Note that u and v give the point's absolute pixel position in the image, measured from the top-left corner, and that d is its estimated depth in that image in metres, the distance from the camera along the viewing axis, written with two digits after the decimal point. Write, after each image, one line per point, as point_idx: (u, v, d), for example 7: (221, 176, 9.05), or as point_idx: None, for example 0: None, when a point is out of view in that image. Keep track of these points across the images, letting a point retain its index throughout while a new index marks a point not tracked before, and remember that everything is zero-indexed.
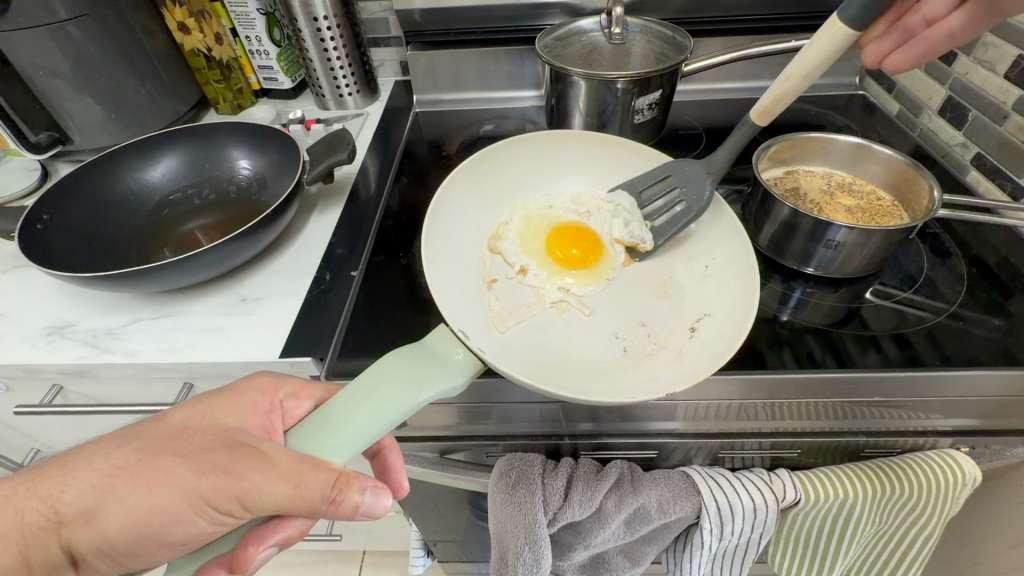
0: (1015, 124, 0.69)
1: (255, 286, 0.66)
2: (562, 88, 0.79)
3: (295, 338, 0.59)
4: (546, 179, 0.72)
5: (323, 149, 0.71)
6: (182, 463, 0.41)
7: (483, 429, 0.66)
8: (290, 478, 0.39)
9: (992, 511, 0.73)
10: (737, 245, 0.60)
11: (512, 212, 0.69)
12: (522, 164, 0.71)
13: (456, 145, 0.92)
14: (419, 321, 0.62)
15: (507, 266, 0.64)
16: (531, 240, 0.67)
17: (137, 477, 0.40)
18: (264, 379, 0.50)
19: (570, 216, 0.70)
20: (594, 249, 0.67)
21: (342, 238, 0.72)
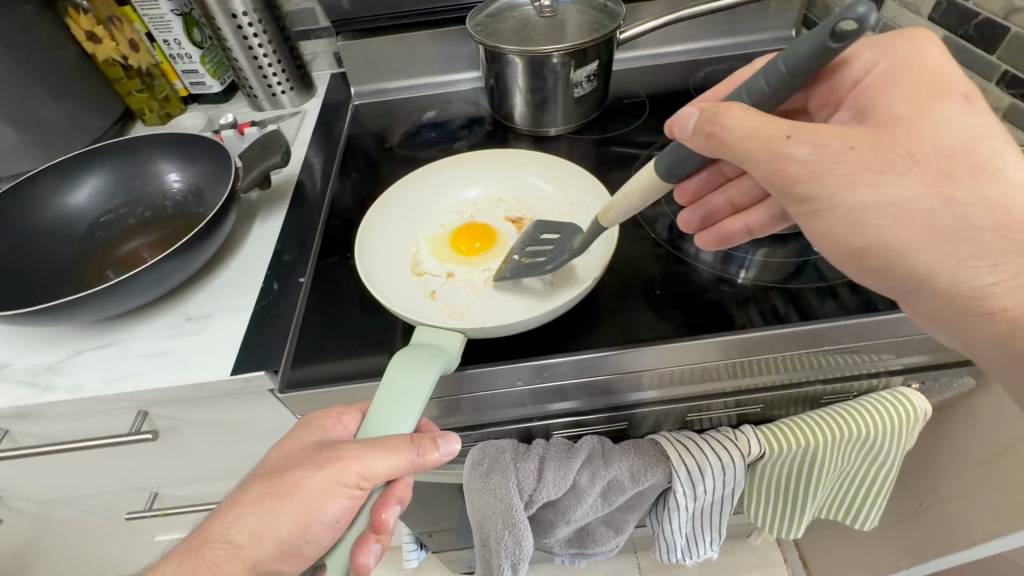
0: None
1: (201, 303, 0.64)
2: (499, 68, 0.78)
3: (246, 353, 0.57)
4: (439, 195, 0.75)
5: (255, 153, 0.68)
6: (304, 471, 0.46)
7: (453, 422, 0.66)
8: (382, 449, 0.45)
9: (947, 438, 0.76)
10: (581, 179, 0.71)
11: (415, 240, 0.70)
12: (410, 194, 0.73)
13: (399, 135, 0.90)
14: (373, 321, 0.61)
15: (435, 279, 0.65)
16: (442, 251, 0.69)
17: (276, 492, 0.46)
18: (319, 408, 0.52)
19: (467, 211, 0.74)
20: (488, 233, 0.70)
21: (289, 244, 0.70)
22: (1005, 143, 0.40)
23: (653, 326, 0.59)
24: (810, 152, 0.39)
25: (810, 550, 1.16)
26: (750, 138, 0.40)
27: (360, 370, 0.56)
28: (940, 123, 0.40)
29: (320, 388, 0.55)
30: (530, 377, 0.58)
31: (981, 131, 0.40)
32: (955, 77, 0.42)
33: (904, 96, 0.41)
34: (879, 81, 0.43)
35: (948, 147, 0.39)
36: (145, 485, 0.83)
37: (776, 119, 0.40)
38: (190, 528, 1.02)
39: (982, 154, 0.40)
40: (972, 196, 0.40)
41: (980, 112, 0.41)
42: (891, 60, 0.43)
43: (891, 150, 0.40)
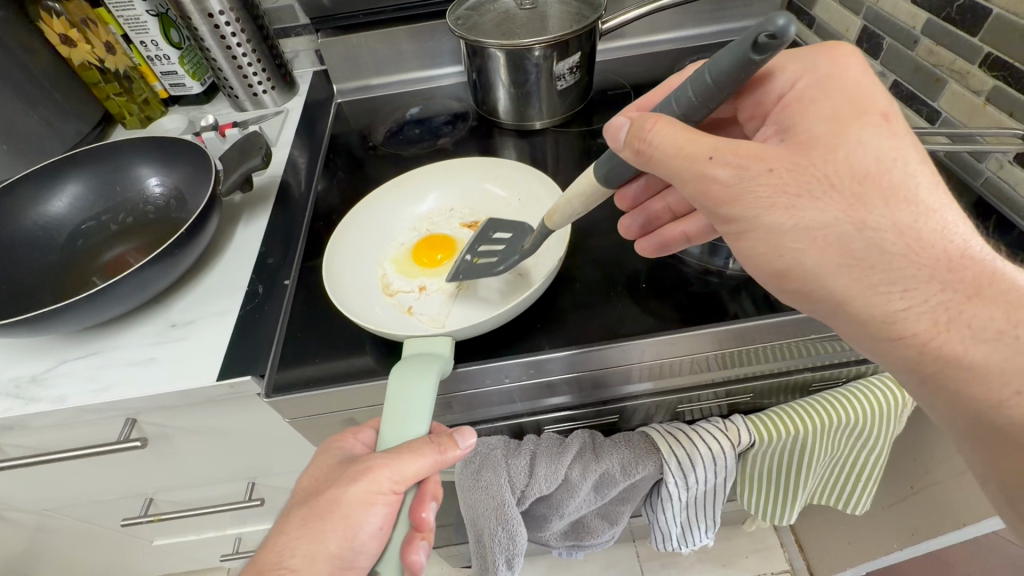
0: (925, 48, 0.70)
1: (184, 309, 0.63)
2: (480, 62, 0.77)
3: (232, 357, 0.57)
4: (397, 214, 0.74)
5: (236, 155, 0.67)
6: (337, 488, 0.45)
7: (443, 420, 0.65)
8: (408, 451, 0.45)
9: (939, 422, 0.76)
10: (524, 173, 0.72)
11: (381, 260, 0.69)
12: (370, 213, 0.72)
13: (382, 133, 0.88)
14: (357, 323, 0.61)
15: (408, 295, 0.65)
16: (409, 268, 0.68)
17: (318, 513, 0.45)
18: (338, 433, 0.52)
19: (426, 225, 0.73)
20: (447, 242, 0.70)
21: (273, 245, 0.70)
22: (920, 165, 0.39)
23: (638, 319, 0.58)
24: (729, 174, 0.39)
25: (805, 533, 1.17)
26: (673, 156, 0.40)
27: (348, 370, 0.56)
28: (858, 145, 0.38)
29: (307, 392, 0.55)
30: (522, 374, 0.58)
31: (899, 153, 0.39)
32: (876, 95, 0.40)
33: (823, 113, 0.40)
34: (799, 99, 0.42)
35: (863, 168, 0.38)
36: (138, 492, 0.82)
37: (702, 137, 0.40)
38: (189, 531, 1.01)
39: (899, 177, 0.39)
40: (888, 221, 0.38)
41: (898, 133, 0.39)
42: (815, 75, 0.42)
43: (810, 170, 0.39)
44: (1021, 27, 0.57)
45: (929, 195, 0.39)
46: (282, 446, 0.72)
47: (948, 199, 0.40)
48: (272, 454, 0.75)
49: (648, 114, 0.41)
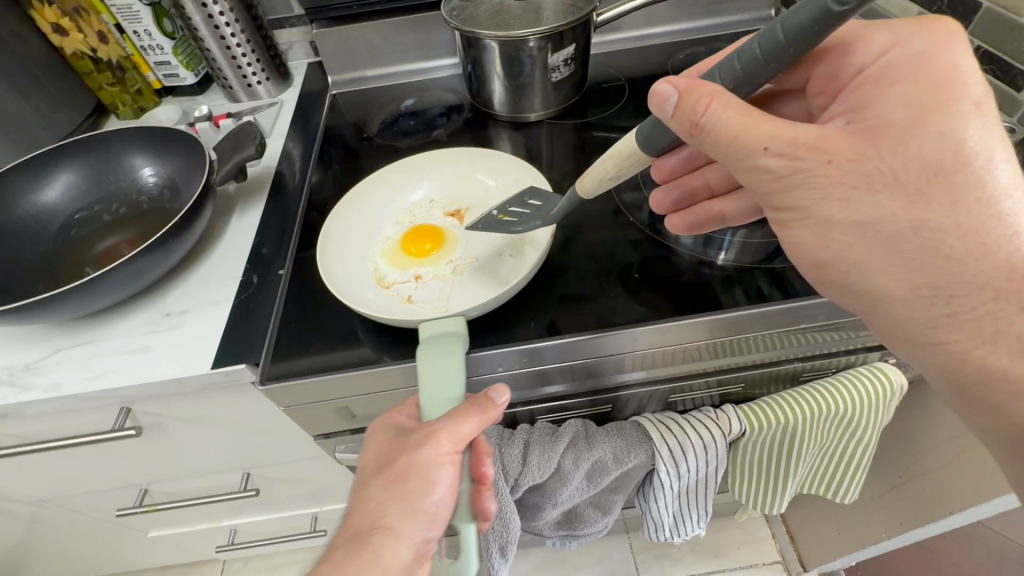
0: None
1: (179, 299, 0.63)
2: (476, 54, 0.78)
3: (226, 346, 0.58)
4: (382, 210, 0.73)
5: (229, 145, 0.66)
6: (400, 461, 0.45)
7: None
8: (463, 413, 0.45)
9: (928, 412, 0.78)
10: (505, 162, 0.74)
11: (372, 252, 0.69)
12: (357, 207, 0.72)
13: (378, 124, 0.88)
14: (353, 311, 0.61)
15: (405, 285, 0.64)
16: (400, 259, 0.67)
17: (392, 481, 0.45)
18: (386, 412, 0.52)
19: (412, 217, 0.73)
20: (433, 231, 0.70)
21: (268, 236, 0.70)
22: (999, 161, 0.39)
23: (632, 309, 0.59)
24: (785, 165, 0.40)
25: (797, 525, 1.19)
26: (727, 143, 0.40)
27: (344, 360, 0.56)
28: (935, 137, 0.38)
29: (301, 379, 0.55)
30: (520, 362, 0.58)
31: (980, 147, 0.38)
32: (970, 82, 0.39)
33: (906, 96, 0.39)
34: (880, 79, 0.41)
35: (930, 163, 0.38)
36: (132, 483, 0.82)
37: (762, 122, 0.39)
38: (182, 522, 1.02)
39: (970, 175, 0.39)
40: (947, 218, 0.39)
41: (985, 125, 0.38)
42: (904, 55, 0.40)
43: (875, 161, 0.39)
44: (1010, 20, 0.58)
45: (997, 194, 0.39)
46: (279, 436, 0.73)
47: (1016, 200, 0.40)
48: (267, 443, 0.75)
49: (699, 89, 0.39)
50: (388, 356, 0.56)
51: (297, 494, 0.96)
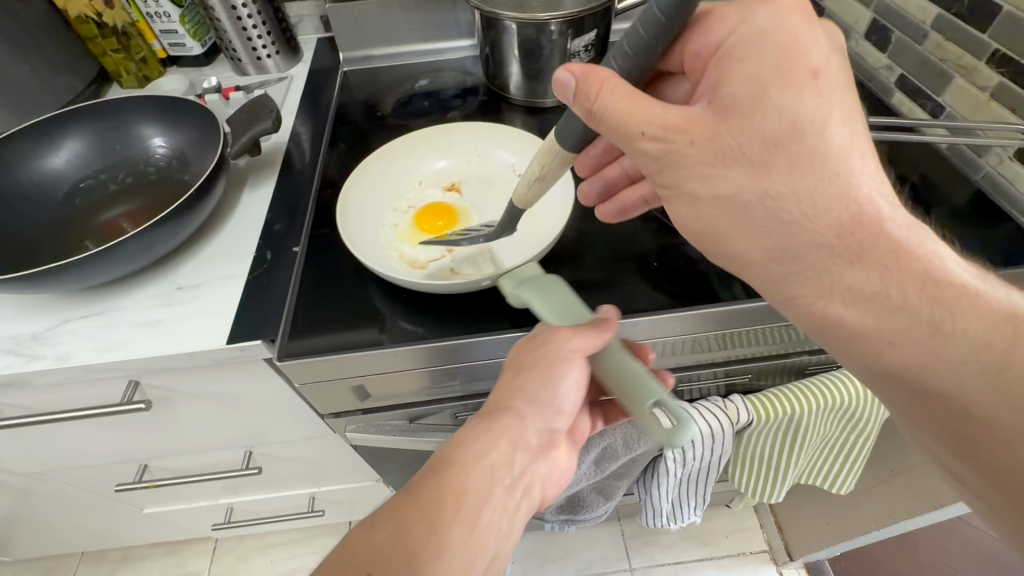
0: (934, 43, 0.71)
1: (191, 273, 0.63)
2: (494, 36, 0.77)
3: (242, 322, 0.57)
4: (383, 197, 0.71)
5: (244, 118, 0.65)
6: (536, 355, 0.48)
7: (440, 393, 0.64)
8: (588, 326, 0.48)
9: None
10: (481, 127, 0.75)
11: (386, 232, 0.68)
12: (367, 184, 0.69)
13: (391, 103, 0.87)
14: (378, 288, 0.61)
15: (441, 261, 0.64)
16: (420, 239, 0.67)
17: (527, 374, 0.48)
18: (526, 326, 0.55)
19: (412, 199, 0.72)
20: (437, 208, 0.70)
21: (280, 213, 0.69)
22: (841, 130, 0.40)
23: (648, 298, 0.59)
24: (656, 150, 0.42)
25: (786, 516, 1.22)
26: (616, 127, 0.42)
27: (356, 339, 0.56)
28: (778, 110, 0.39)
29: (323, 356, 0.55)
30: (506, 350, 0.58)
31: (821, 116, 0.39)
32: (812, 50, 0.39)
33: (752, 73, 0.39)
34: (728, 53, 0.41)
35: (771, 138, 0.39)
36: (133, 458, 0.82)
37: (643, 106, 0.41)
38: (180, 499, 1.01)
39: (812, 146, 0.39)
40: (790, 189, 0.40)
41: (823, 95, 0.39)
42: (751, 29, 0.40)
43: (725, 141, 0.40)
44: None
45: (848, 160, 0.40)
46: (283, 413, 0.72)
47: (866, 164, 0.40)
48: (274, 420, 0.74)
49: (593, 75, 0.42)
50: (409, 335, 0.57)
51: (295, 473, 0.96)
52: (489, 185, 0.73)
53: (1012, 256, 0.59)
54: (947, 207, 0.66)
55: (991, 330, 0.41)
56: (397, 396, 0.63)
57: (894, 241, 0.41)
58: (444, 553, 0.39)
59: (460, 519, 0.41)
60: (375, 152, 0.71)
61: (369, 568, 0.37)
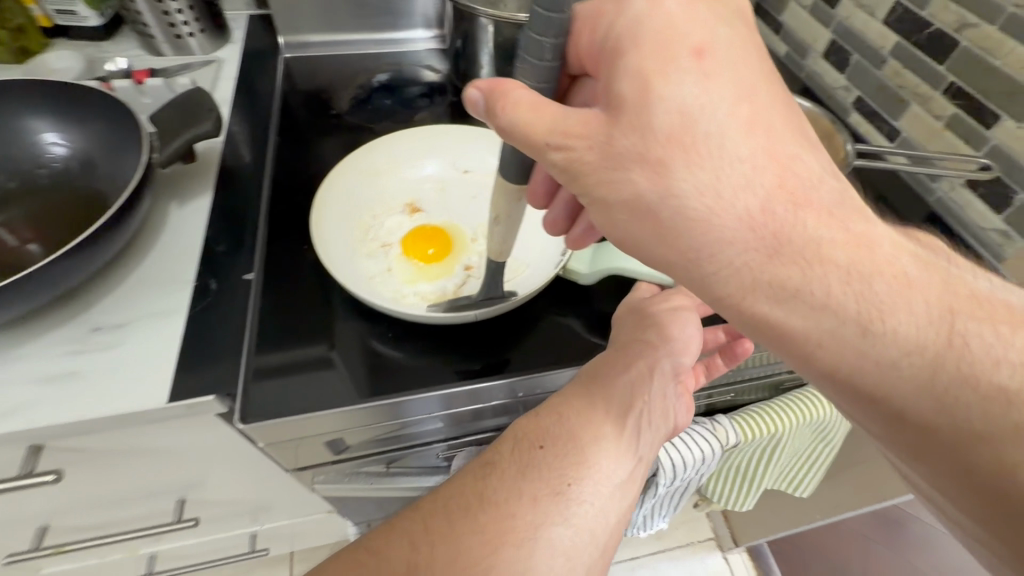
0: (892, 69, 0.74)
1: (112, 309, 0.51)
2: (467, 29, 0.71)
3: (188, 372, 0.47)
4: (356, 238, 0.60)
5: (176, 118, 0.54)
6: (646, 310, 0.53)
7: (383, 446, 0.56)
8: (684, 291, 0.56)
9: None
10: (406, 134, 0.67)
11: (379, 282, 0.57)
12: (329, 226, 0.58)
13: (347, 99, 0.78)
14: (368, 323, 0.56)
15: (471, 283, 0.59)
16: (432, 273, 0.59)
17: (645, 323, 0.52)
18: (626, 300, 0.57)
19: (386, 235, 0.61)
20: (416, 237, 0.61)
21: (223, 231, 0.58)
22: (743, 107, 0.32)
23: None
24: (562, 162, 0.36)
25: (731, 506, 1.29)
26: (522, 134, 0.36)
27: (302, 358, 0.52)
28: (665, 97, 0.32)
29: (294, 417, 0.48)
30: (468, 403, 0.53)
31: (716, 95, 0.32)
32: (689, 27, 0.34)
33: (630, 62, 0.33)
34: (614, 45, 0.35)
35: (663, 132, 0.33)
36: (29, 521, 0.67)
37: (543, 110, 0.36)
38: (88, 555, 0.86)
39: (713, 131, 0.32)
40: (703, 188, 0.32)
41: (711, 73, 0.33)
42: (626, 16, 0.35)
43: (620, 142, 0.34)
44: (987, 63, 0.63)
45: (760, 139, 0.32)
46: (228, 462, 0.62)
47: (789, 141, 0.33)
48: (219, 469, 0.64)
49: (495, 86, 0.36)
50: (378, 388, 0.51)
51: (232, 518, 0.85)
52: (447, 194, 0.67)
53: None
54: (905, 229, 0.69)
55: (936, 328, 0.32)
56: (370, 446, 0.55)
57: (831, 228, 0.32)
58: (601, 440, 0.42)
59: (608, 418, 0.43)
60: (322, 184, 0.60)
61: (526, 459, 0.40)
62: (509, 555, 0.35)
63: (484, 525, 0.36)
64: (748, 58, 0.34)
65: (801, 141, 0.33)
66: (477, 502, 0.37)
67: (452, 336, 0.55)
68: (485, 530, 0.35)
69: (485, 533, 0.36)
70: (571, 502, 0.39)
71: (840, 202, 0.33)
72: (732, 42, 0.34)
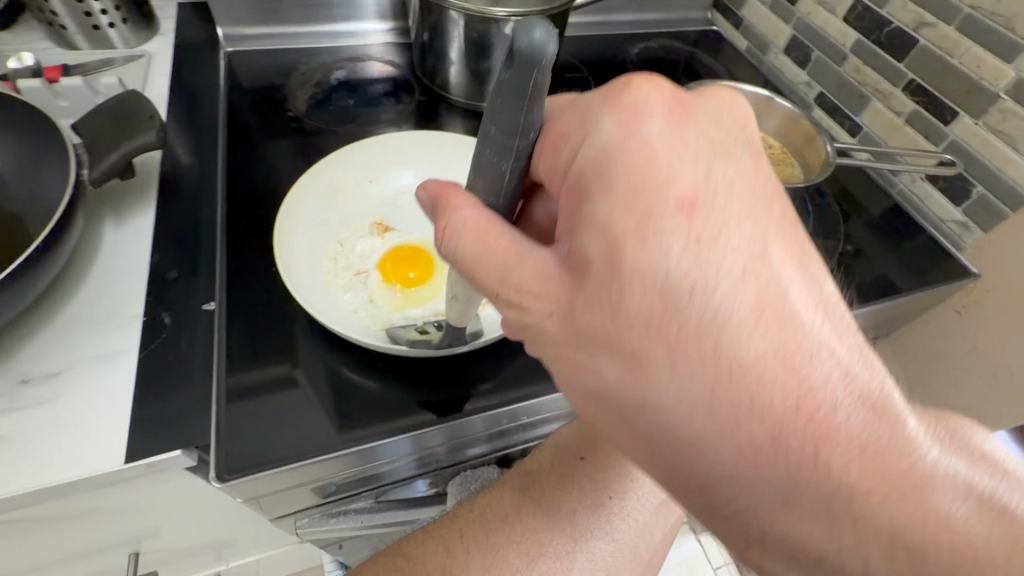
0: (853, 65, 0.76)
1: (43, 354, 0.43)
2: (435, 22, 0.66)
3: (148, 423, 0.41)
4: (329, 265, 0.54)
5: (108, 128, 0.46)
6: None
7: (367, 484, 0.51)
8: None
9: None
10: (360, 144, 0.62)
11: (364, 313, 0.51)
12: (296, 254, 0.52)
13: (302, 100, 0.71)
14: (341, 353, 0.50)
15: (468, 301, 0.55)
16: (422, 295, 0.54)
17: None
18: None
19: (361, 259, 0.56)
20: (393, 259, 0.56)
21: (172, 254, 0.51)
22: (749, 286, 0.25)
23: None
24: (515, 318, 0.31)
25: None
26: (472, 269, 0.31)
27: (258, 380, 0.46)
28: (638, 270, 0.26)
29: (270, 468, 0.42)
30: (446, 437, 0.48)
31: (708, 266, 0.25)
32: (677, 170, 0.27)
33: (599, 207, 0.27)
34: (577, 185, 0.28)
35: (639, 316, 0.26)
36: None
37: (489, 249, 0.31)
38: None
39: (703, 322, 0.25)
40: (688, 404, 0.26)
41: (704, 234, 0.26)
42: (594, 145, 0.28)
43: (583, 318, 0.28)
44: (944, 61, 0.65)
45: (773, 340, 0.25)
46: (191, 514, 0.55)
47: (812, 338, 0.25)
48: (184, 520, 0.57)
49: (441, 197, 0.32)
50: (366, 427, 0.46)
51: (192, 566, 0.77)
52: (413, 207, 0.62)
53: (931, 267, 0.67)
54: (871, 221, 0.72)
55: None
56: (352, 486, 0.50)
57: (870, 466, 0.25)
58: None
59: None
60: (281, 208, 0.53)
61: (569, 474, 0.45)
62: (545, 566, 0.42)
63: (522, 537, 0.43)
64: (755, 198, 0.27)
65: (837, 330, 0.26)
66: (518, 515, 0.44)
67: (436, 363, 0.50)
68: (523, 542, 0.42)
69: (523, 545, 0.43)
70: (612, 518, 0.45)
71: (868, 430, 0.25)
72: (738, 188, 0.27)
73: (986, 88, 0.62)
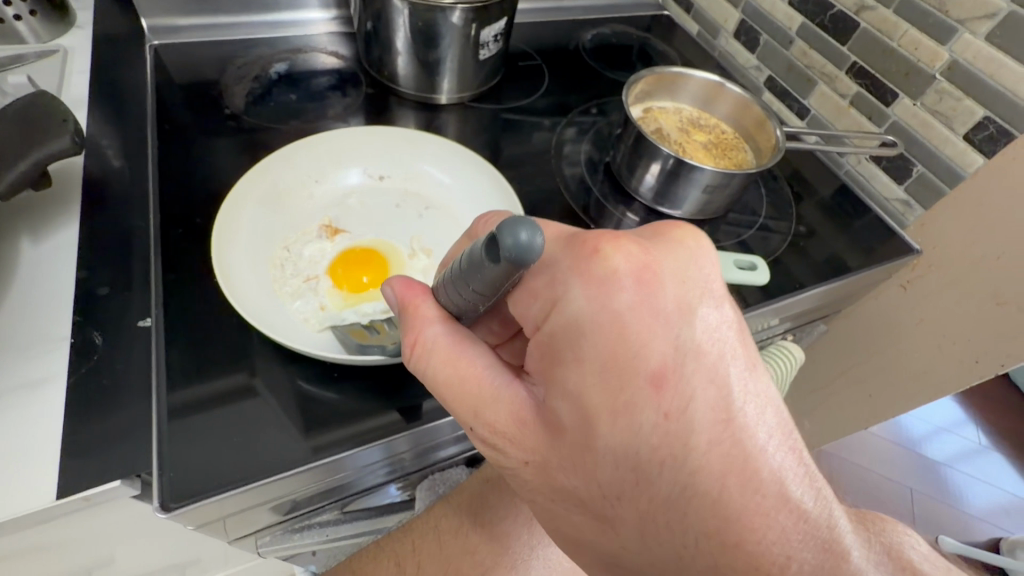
0: (799, 49, 0.77)
1: None
2: (377, 10, 0.63)
3: (84, 453, 0.38)
4: (277, 278, 0.51)
5: (14, 134, 0.42)
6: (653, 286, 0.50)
7: (331, 496, 0.48)
8: None
9: (811, 369, 0.92)
10: (301, 144, 0.59)
11: (314, 321, 0.49)
12: (240, 267, 0.50)
13: (240, 96, 0.67)
14: (295, 365, 0.47)
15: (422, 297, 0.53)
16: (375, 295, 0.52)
17: None
18: None
19: (309, 266, 0.53)
20: (342, 262, 0.54)
21: (102, 268, 0.47)
22: (711, 456, 0.30)
23: None
24: (491, 455, 0.34)
25: None
26: (444, 394, 0.34)
27: (207, 394, 0.44)
28: (614, 440, 0.30)
29: (224, 492, 0.39)
30: (412, 443, 0.47)
31: (677, 437, 0.30)
32: (645, 350, 0.30)
33: (571, 375, 0.31)
34: (550, 351, 0.32)
35: (609, 470, 0.31)
36: None
37: (459, 384, 0.34)
38: None
39: (675, 487, 0.30)
40: (663, 551, 0.31)
41: (673, 409, 0.30)
42: (564, 313, 0.31)
43: (561, 473, 0.32)
44: (884, 43, 0.67)
45: (736, 500, 0.30)
46: (144, 544, 0.52)
47: (768, 494, 0.30)
48: (136, 552, 0.54)
49: (409, 312, 0.35)
50: (326, 441, 0.43)
51: None
52: (362, 207, 0.59)
53: (878, 245, 0.70)
54: (821, 202, 0.74)
55: None
56: (314, 501, 0.48)
57: None
58: None
59: None
60: (218, 219, 0.50)
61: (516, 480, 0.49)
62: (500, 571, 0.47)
63: (477, 546, 0.47)
64: (714, 366, 0.31)
65: (786, 480, 0.31)
66: (474, 523, 0.48)
67: (394, 368, 0.49)
68: (478, 552, 0.47)
69: (477, 555, 0.47)
70: None
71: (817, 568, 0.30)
72: (703, 358, 0.31)
73: (924, 70, 0.64)
